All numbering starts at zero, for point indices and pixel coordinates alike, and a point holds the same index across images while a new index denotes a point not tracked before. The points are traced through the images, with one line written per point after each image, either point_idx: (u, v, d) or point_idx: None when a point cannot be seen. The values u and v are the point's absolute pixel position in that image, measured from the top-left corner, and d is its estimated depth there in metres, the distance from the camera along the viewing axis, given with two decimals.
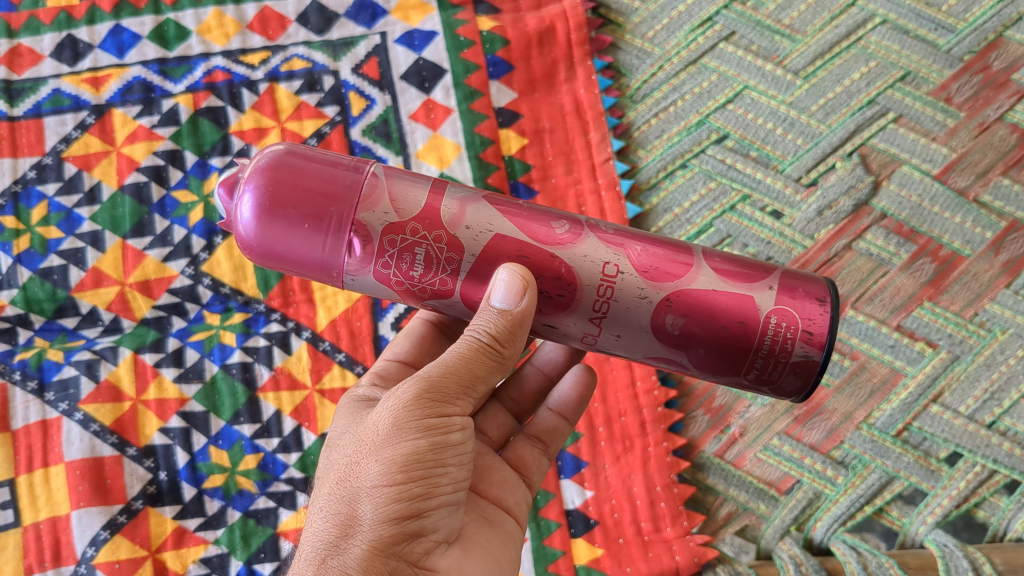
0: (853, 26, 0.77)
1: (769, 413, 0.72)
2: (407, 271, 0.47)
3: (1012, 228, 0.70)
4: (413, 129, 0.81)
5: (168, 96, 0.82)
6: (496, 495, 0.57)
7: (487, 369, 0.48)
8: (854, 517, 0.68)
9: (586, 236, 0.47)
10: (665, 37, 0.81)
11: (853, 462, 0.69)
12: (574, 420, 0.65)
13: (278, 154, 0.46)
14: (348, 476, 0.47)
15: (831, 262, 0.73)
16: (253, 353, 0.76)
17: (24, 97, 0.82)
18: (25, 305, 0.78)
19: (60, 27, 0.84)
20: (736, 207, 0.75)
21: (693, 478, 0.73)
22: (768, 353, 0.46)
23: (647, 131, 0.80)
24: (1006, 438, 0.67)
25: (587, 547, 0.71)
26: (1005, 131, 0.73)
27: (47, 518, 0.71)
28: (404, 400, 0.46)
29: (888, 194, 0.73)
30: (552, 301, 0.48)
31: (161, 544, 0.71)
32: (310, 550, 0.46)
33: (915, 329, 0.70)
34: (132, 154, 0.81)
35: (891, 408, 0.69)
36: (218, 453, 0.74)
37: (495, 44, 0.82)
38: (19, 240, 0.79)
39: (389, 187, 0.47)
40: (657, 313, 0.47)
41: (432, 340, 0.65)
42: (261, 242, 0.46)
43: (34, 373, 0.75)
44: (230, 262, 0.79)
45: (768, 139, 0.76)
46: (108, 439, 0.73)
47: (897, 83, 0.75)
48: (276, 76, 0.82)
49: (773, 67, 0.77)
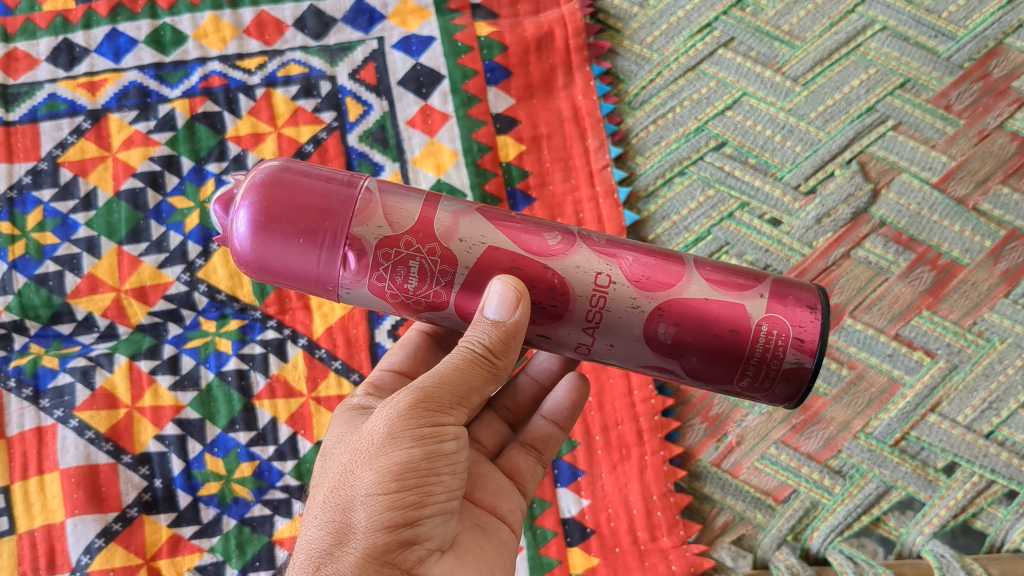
0: (853, 33, 0.76)
1: (766, 421, 0.72)
2: (402, 283, 0.47)
3: (1011, 238, 0.70)
4: (411, 135, 0.81)
5: (165, 101, 0.82)
6: (491, 503, 0.57)
7: (482, 379, 0.48)
8: (851, 527, 0.68)
9: (579, 247, 0.47)
10: (664, 43, 0.81)
11: (850, 471, 0.69)
12: (567, 427, 0.65)
13: (273, 170, 0.46)
14: (343, 484, 0.46)
15: (830, 269, 0.73)
16: (248, 361, 0.76)
17: (20, 102, 0.82)
18: (20, 311, 0.77)
19: (56, 31, 0.84)
20: (734, 214, 0.75)
21: (690, 486, 0.72)
22: (759, 361, 0.46)
23: (645, 137, 0.80)
24: (1004, 448, 0.66)
25: (583, 556, 0.70)
26: (1005, 139, 0.72)
27: (41, 525, 0.71)
28: (399, 409, 0.46)
29: (887, 202, 0.72)
30: (546, 311, 0.47)
31: (156, 551, 0.71)
32: (304, 557, 0.46)
33: (913, 338, 0.70)
34: (128, 160, 0.81)
35: (888, 417, 0.69)
36: (213, 460, 0.74)
37: (493, 50, 0.82)
38: (15, 245, 0.79)
39: (383, 200, 0.46)
40: (650, 322, 0.46)
41: (426, 349, 0.65)
42: (256, 257, 0.46)
43: (28, 379, 0.75)
44: (226, 268, 0.78)
45: (766, 146, 0.76)
46: (103, 447, 0.73)
47: (897, 90, 0.74)
48: (273, 81, 0.82)
49: (772, 74, 0.77)
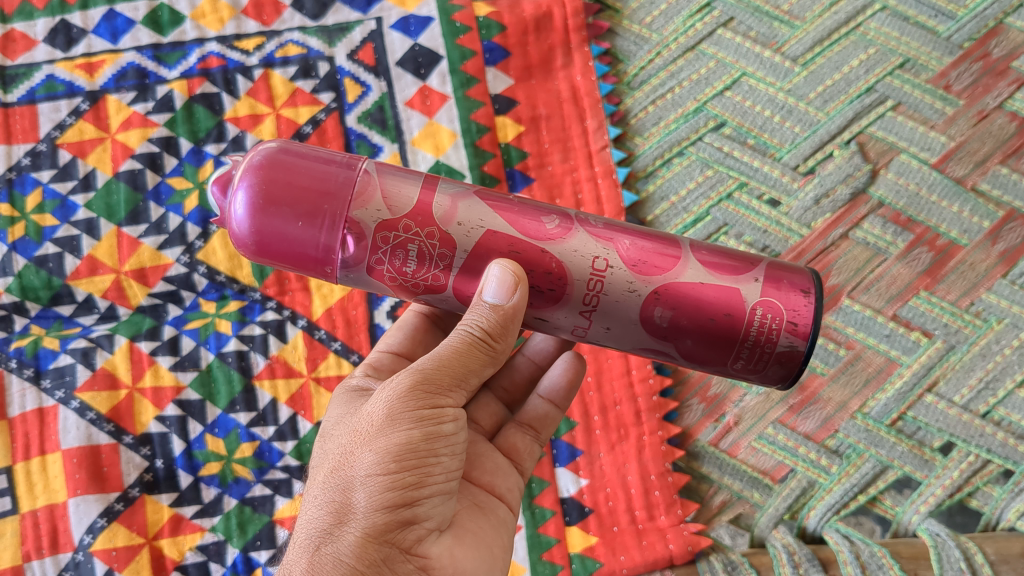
0: (853, 12, 0.76)
1: (764, 401, 0.72)
2: (401, 266, 0.47)
3: (1010, 218, 0.70)
4: (409, 116, 0.80)
5: (163, 81, 0.81)
6: (489, 482, 0.57)
7: (480, 362, 0.48)
8: (847, 506, 0.69)
9: (576, 231, 0.47)
10: (662, 23, 0.80)
11: (847, 451, 0.69)
12: (564, 406, 0.66)
13: (271, 151, 0.46)
14: (343, 465, 0.47)
15: (828, 251, 0.73)
16: (248, 342, 0.76)
17: (18, 84, 0.82)
18: (20, 292, 0.78)
19: (54, 12, 0.83)
20: (732, 195, 0.75)
21: (687, 466, 0.73)
22: (753, 343, 0.46)
23: (644, 118, 0.80)
24: (1000, 427, 0.67)
25: (582, 535, 0.71)
26: (1004, 119, 0.72)
27: (45, 505, 0.71)
28: (398, 391, 0.46)
29: (886, 183, 0.72)
30: (543, 295, 0.47)
31: (158, 531, 0.72)
32: (305, 536, 0.47)
33: (911, 319, 0.70)
34: (127, 142, 0.81)
35: (885, 398, 0.69)
36: (214, 441, 0.74)
37: (492, 30, 0.81)
38: (14, 227, 0.79)
39: (381, 183, 0.46)
40: (646, 305, 0.46)
41: (424, 330, 0.65)
42: (254, 239, 0.46)
43: (30, 360, 0.75)
44: (226, 250, 0.78)
45: (765, 127, 0.76)
46: (105, 427, 0.73)
47: (896, 70, 0.74)
48: (271, 62, 0.82)
49: (772, 54, 0.77)
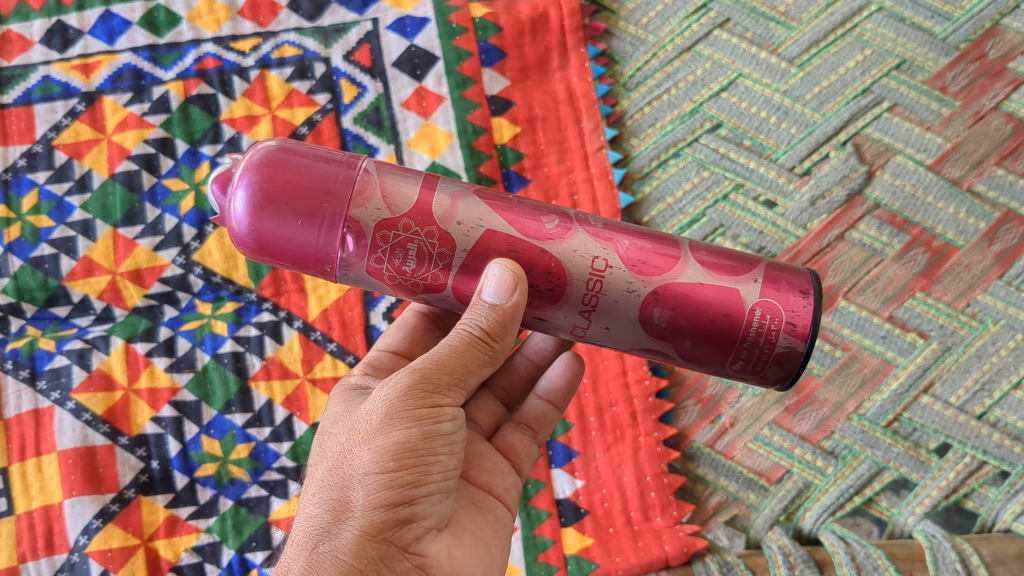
0: (848, 14, 0.76)
1: (760, 403, 0.72)
2: (399, 265, 0.47)
3: (1006, 219, 0.70)
4: (405, 118, 0.80)
5: (159, 83, 0.82)
6: (486, 482, 0.57)
7: (479, 361, 0.48)
8: (842, 508, 0.69)
9: (575, 231, 0.47)
10: (659, 23, 0.80)
11: (842, 452, 0.69)
12: (562, 406, 0.66)
13: (271, 150, 0.46)
14: (341, 463, 0.47)
15: (824, 252, 0.73)
16: (244, 343, 0.76)
17: (14, 85, 0.82)
18: (17, 293, 0.78)
19: (49, 13, 0.83)
20: (728, 197, 0.75)
21: (683, 468, 0.73)
22: (752, 344, 0.46)
23: (640, 119, 0.80)
24: (995, 429, 0.67)
25: (577, 536, 0.71)
26: (1000, 121, 0.72)
27: (40, 506, 0.71)
28: (397, 390, 0.46)
29: (882, 184, 0.72)
30: (542, 294, 0.47)
31: (153, 532, 0.72)
32: (303, 534, 0.46)
33: (907, 320, 0.70)
34: (124, 143, 0.80)
35: (881, 399, 0.69)
36: (210, 442, 0.74)
37: (488, 31, 0.81)
38: (10, 227, 0.79)
39: (381, 182, 0.46)
40: (645, 306, 0.46)
41: (422, 330, 0.65)
42: (254, 238, 0.46)
43: (26, 361, 0.75)
44: (222, 251, 0.78)
45: (761, 128, 0.75)
46: (101, 429, 0.73)
47: (892, 72, 0.74)
48: (267, 63, 0.82)
49: (768, 55, 0.77)
